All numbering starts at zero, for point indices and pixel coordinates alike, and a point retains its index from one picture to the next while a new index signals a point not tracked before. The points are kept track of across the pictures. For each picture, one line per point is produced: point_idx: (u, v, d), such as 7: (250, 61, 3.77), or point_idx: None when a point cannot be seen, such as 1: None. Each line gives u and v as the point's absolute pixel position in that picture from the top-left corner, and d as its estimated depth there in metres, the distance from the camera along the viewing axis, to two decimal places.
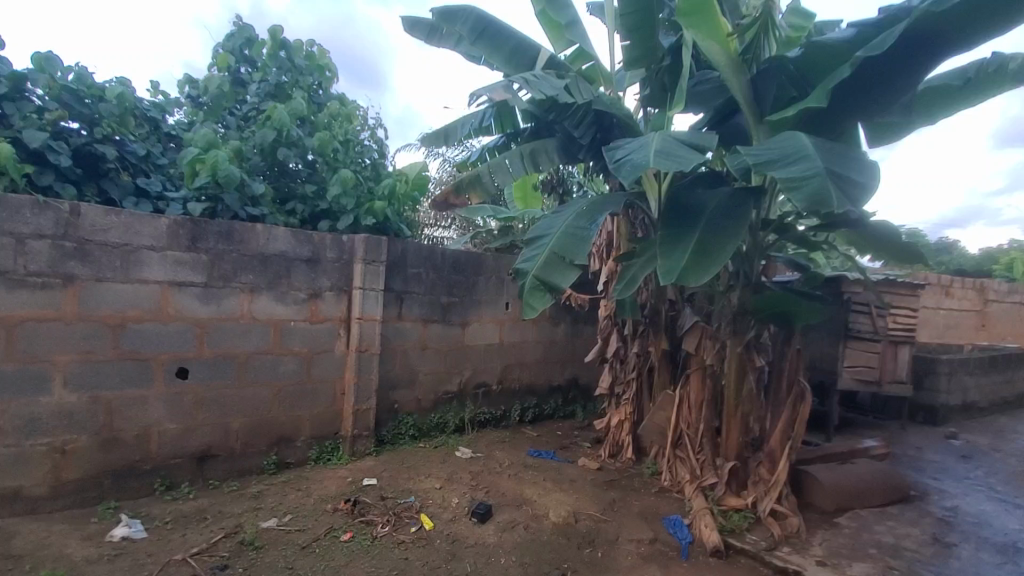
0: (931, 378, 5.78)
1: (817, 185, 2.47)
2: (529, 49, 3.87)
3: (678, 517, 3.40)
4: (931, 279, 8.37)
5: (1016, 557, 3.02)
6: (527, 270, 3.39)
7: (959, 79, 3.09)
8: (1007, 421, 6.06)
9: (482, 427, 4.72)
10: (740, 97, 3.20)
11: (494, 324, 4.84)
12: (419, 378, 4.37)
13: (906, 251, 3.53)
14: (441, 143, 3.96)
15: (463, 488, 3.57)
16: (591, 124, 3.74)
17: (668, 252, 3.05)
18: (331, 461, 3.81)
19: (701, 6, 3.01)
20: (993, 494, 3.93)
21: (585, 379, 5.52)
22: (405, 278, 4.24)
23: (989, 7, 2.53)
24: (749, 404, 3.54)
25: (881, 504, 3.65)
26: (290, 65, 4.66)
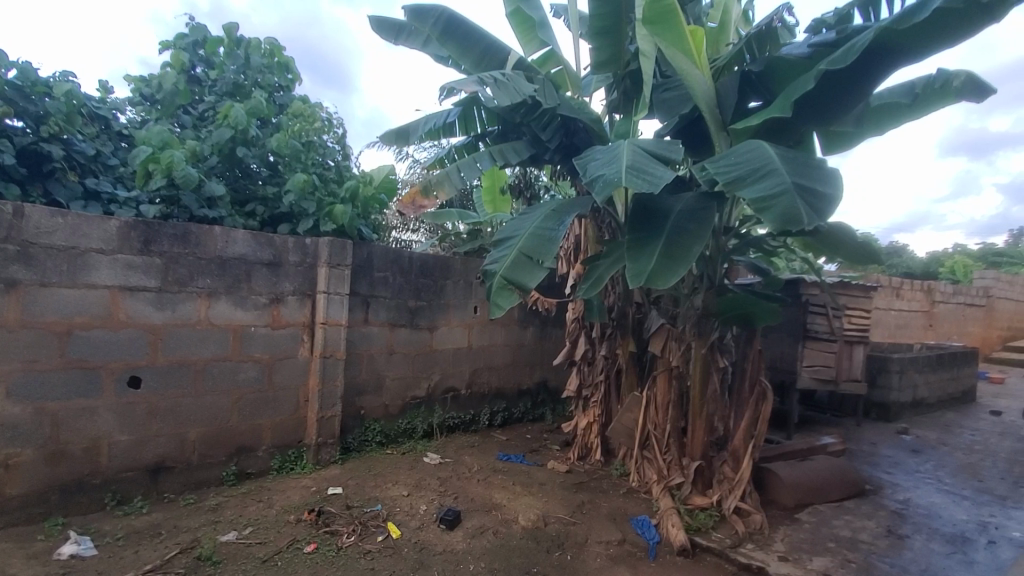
0: (884, 376, 6.04)
1: (786, 204, 2.54)
2: (499, 52, 3.89)
3: (646, 518, 3.44)
4: (882, 281, 8.75)
5: (964, 547, 3.17)
6: (495, 271, 3.39)
7: (906, 95, 3.24)
8: (953, 416, 6.38)
9: (450, 432, 4.69)
10: (704, 106, 3.22)
11: (462, 328, 4.81)
12: (386, 383, 4.30)
13: (859, 252, 3.68)
14: (401, 142, 3.92)
15: (432, 494, 3.53)
16: (558, 128, 3.76)
17: (635, 255, 3.09)
18: (295, 470, 3.71)
19: (667, 15, 3.07)
20: (942, 486, 4.12)
21: (554, 382, 5.55)
22: (371, 281, 4.17)
23: (938, 26, 2.64)
24: (713, 404, 3.63)
25: (838, 498, 3.78)
26: (246, 63, 4.53)
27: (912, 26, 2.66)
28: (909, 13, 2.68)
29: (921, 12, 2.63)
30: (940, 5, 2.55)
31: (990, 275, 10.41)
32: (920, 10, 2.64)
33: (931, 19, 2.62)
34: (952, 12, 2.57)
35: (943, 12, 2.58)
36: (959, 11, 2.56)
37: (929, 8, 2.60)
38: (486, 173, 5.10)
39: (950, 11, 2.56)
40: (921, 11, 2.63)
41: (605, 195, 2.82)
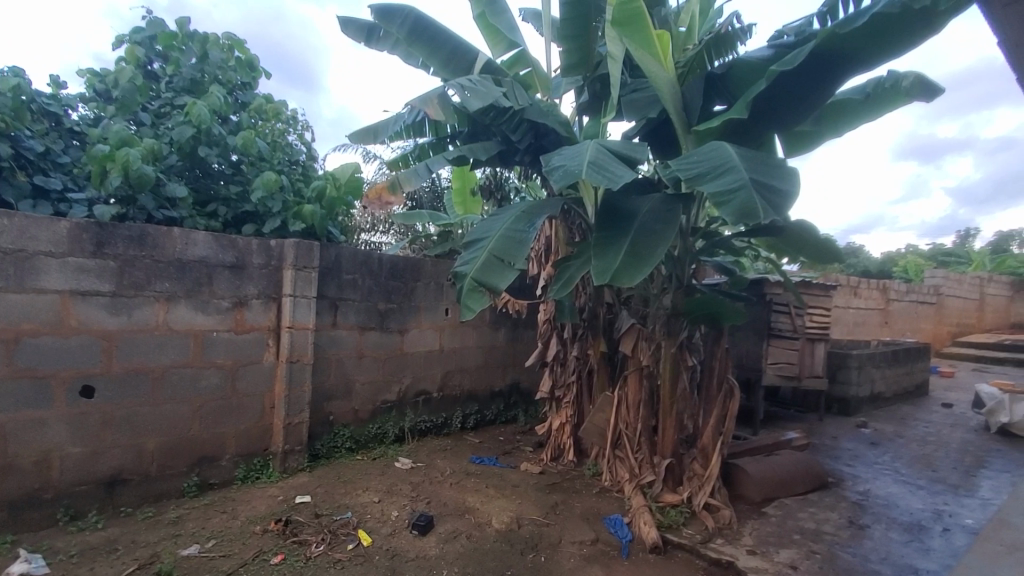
0: (844, 372, 6.26)
1: (743, 198, 2.60)
2: (467, 53, 3.87)
3: (618, 517, 3.47)
4: (841, 280, 9.07)
5: (920, 535, 3.30)
6: (465, 273, 3.40)
7: (859, 93, 3.36)
8: (908, 409, 6.65)
9: (422, 436, 4.65)
10: (670, 106, 3.27)
11: (433, 330, 4.77)
12: (355, 388, 4.24)
13: (822, 250, 3.79)
14: (372, 140, 3.83)
15: (404, 500, 3.49)
16: (528, 131, 3.76)
17: (602, 255, 3.13)
18: (260, 479, 3.61)
19: (637, 18, 3.11)
20: (899, 477, 4.29)
21: (526, 383, 5.56)
22: (340, 284, 4.10)
23: (886, 33, 2.75)
24: (683, 402, 3.68)
25: (802, 491, 3.90)
26: (205, 59, 4.40)
27: (854, 30, 2.77)
28: (851, 19, 2.80)
29: (861, 18, 2.75)
30: (878, 11, 2.66)
31: (940, 274, 10.88)
32: (862, 16, 2.75)
33: (877, 25, 2.73)
34: (889, 17, 2.67)
35: (882, 17, 2.68)
36: (896, 17, 2.67)
37: (866, 14, 2.71)
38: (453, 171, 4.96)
39: (902, 18, 2.66)
40: (861, 16, 2.75)
41: (563, 182, 2.88)
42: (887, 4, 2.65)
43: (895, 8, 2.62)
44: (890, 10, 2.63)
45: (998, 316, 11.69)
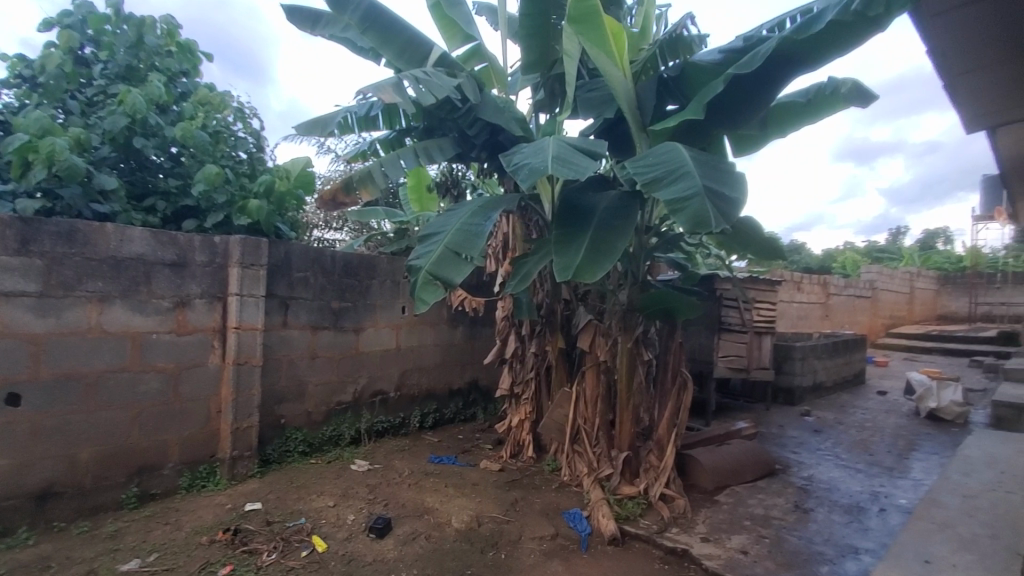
0: (788, 363, 6.56)
1: (698, 205, 2.66)
2: (423, 45, 3.82)
3: (578, 511, 3.51)
4: (786, 276, 9.49)
5: (859, 515, 3.49)
6: (420, 266, 3.36)
7: (801, 97, 3.51)
8: (847, 397, 7.03)
9: (379, 437, 4.57)
10: (626, 105, 3.33)
11: (389, 329, 4.70)
12: (308, 390, 4.12)
13: (768, 246, 3.94)
14: (317, 133, 3.71)
15: (360, 503, 3.43)
16: (484, 126, 3.75)
17: (563, 250, 3.16)
18: (206, 487, 3.46)
19: (592, 15, 3.13)
20: (840, 462, 4.52)
21: (485, 381, 5.55)
22: (290, 282, 3.98)
23: (832, 38, 2.89)
24: (639, 396, 3.77)
25: (752, 479, 4.06)
26: (140, 44, 4.15)
27: (809, 36, 2.89)
28: (806, 24, 2.92)
29: (817, 24, 2.86)
30: (833, 18, 2.79)
31: (875, 269, 11.53)
32: (817, 23, 2.87)
33: (828, 31, 2.86)
34: (838, 24, 2.81)
35: (835, 24, 2.82)
36: (846, 23, 2.80)
37: (822, 19, 2.84)
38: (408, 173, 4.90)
39: (844, 22, 2.79)
40: (816, 22, 2.86)
41: (530, 181, 2.87)
42: (838, 11, 2.79)
43: (848, 15, 2.74)
44: (842, 17, 2.76)
45: (926, 308, 12.51)
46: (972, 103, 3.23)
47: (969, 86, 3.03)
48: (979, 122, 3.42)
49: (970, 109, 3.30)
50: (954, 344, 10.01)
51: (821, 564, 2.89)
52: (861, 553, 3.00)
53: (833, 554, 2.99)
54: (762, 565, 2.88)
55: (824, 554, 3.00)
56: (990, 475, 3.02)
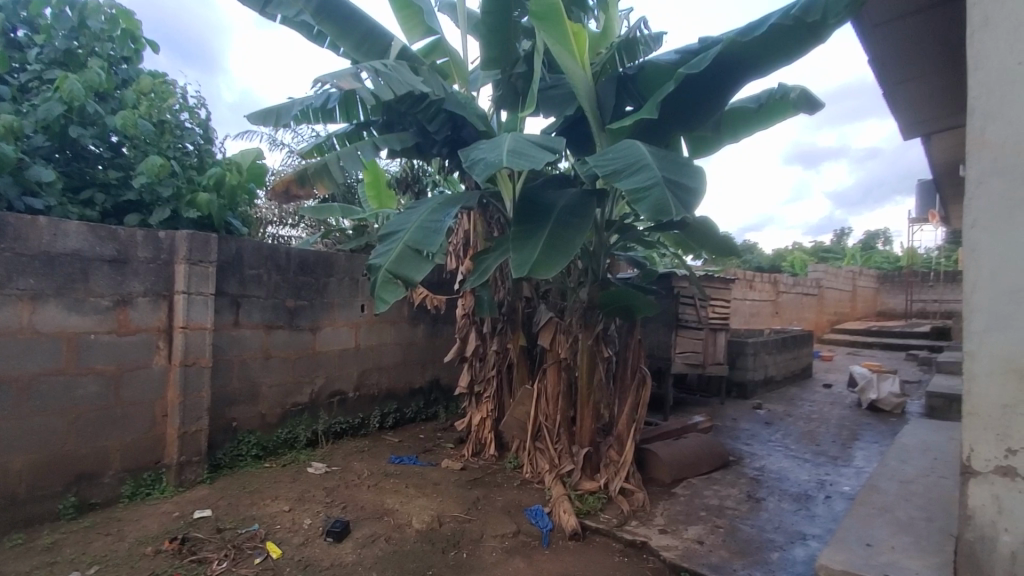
0: (741, 358, 6.81)
1: (657, 195, 2.70)
2: (382, 38, 3.77)
3: (539, 507, 3.54)
4: (739, 274, 9.82)
5: (807, 503, 3.65)
6: (380, 265, 3.29)
7: (753, 103, 3.62)
8: (796, 390, 7.34)
9: (337, 438, 4.47)
10: (586, 103, 3.35)
11: (348, 327, 4.60)
12: (262, 392, 3.99)
13: (723, 245, 4.06)
14: (271, 123, 3.61)
15: (317, 507, 3.35)
16: (445, 122, 3.72)
17: (520, 246, 3.18)
18: (151, 496, 3.31)
19: (553, 12, 3.16)
20: (790, 453, 4.72)
21: (446, 379, 5.52)
22: (242, 280, 3.84)
23: (778, 43, 2.98)
24: (599, 392, 3.82)
25: (707, 471, 4.18)
26: (79, 26, 3.90)
27: (753, 39, 2.98)
28: (751, 29, 3.02)
29: (760, 28, 2.97)
30: (776, 22, 2.90)
31: (821, 268, 12.06)
32: (759, 27, 2.98)
33: (772, 36, 2.96)
34: (781, 29, 2.91)
35: (779, 28, 2.92)
36: (789, 29, 2.91)
37: (766, 23, 2.95)
38: (365, 171, 4.80)
39: (785, 26, 2.90)
40: (759, 27, 2.98)
41: (485, 175, 2.88)
42: (782, 16, 2.90)
43: (788, 20, 2.87)
44: (785, 21, 2.87)
45: (867, 304, 13.20)
46: (908, 111, 3.43)
47: (905, 95, 3.23)
48: (915, 128, 3.62)
49: (907, 117, 3.51)
50: (892, 338, 10.62)
51: (772, 550, 3.01)
52: (809, 539, 3.14)
53: (782, 541, 3.12)
54: (717, 554, 2.97)
55: (774, 541, 3.12)
56: (925, 461, 3.22)
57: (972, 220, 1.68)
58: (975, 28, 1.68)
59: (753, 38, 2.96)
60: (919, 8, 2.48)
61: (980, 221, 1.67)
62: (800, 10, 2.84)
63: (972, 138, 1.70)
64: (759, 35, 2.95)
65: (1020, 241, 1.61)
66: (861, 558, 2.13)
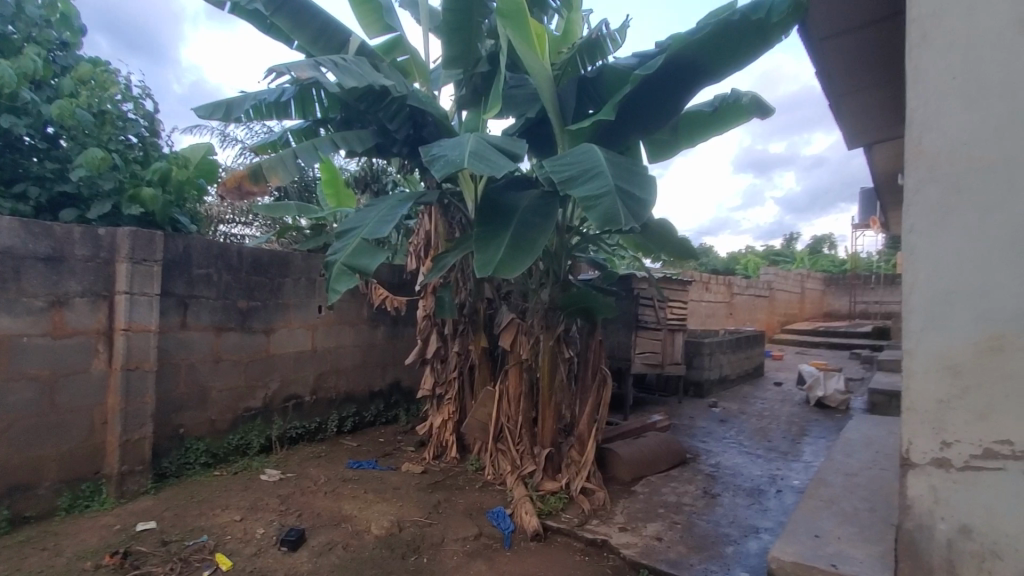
0: (698, 358, 6.99)
1: (607, 204, 2.76)
2: (339, 32, 3.69)
3: (501, 509, 3.53)
4: (695, 276, 10.10)
5: (759, 498, 3.78)
6: (334, 260, 3.35)
7: (708, 107, 3.71)
8: (749, 388, 7.60)
9: (293, 444, 4.35)
10: (549, 105, 3.40)
11: (304, 329, 4.48)
12: (211, 397, 3.84)
13: (681, 247, 4.16)
14: (220, 116, 3.49)
15: (270, 516, 3.24)
16: (406, 120, 3.67)
17: (483, 247, 3.18)
18: (90, 508, 3.13)
19: (518, 10, 3.20)
20: (743, 449, 4.87)
21: (407, 382, 5.44)
22: (189, 280, 3.68)
23: (727, 41, 3.06)
24: (560, 393, 3.85)
25: (665, 468, 4.27)
26: (14, 10, 3.69)
27: (703, 36, 3.05)
28: (699, 27, 3.09)
29: (707, 26, 3.04)
30: (722, 20, 2.97)
31: (772, 271, 12.53)
32: (703, 27, 3.07)
33: (720, 34, 3.03)
34: (730, 27, 2.99)
35: (726, 26, 2.99)
36: (737, 27, 2.99)
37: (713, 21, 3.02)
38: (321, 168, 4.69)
39: (730, 24, 2.98)
40: (707, 25, 3.05)
41: (445, 172, 2.88)
42: (728, 14, 2.98)
43: (735, 16, 2.94)
44: (731, 19, 2.95)
45: (815, 306, 13.80)
46: (851, 123, 3.62)
47: (851, 106, 3.39)
48: (858, 138, 3.83)
49: (851, 127, 3.69)
50: (837, 338, 11.15)
51: (727, 544, 3.10)
52: (761, 532, 3.25)
53: (736, 535, 3.22)
54: (675, 550, 3.04)
55: (729, 535, 3.22)
56: (867, 454, 3.38)
57: (911, 226, 1.77)
58: (914, 43, 1.78)
59: (703, 36, 3.02)
60: (863, 24, 2.61)
61: (917, 227, 1.76)
62: (745, 9, 2.93)
63: (911, 148, 1.79)
64: (708, 32, 3.01)
65: (952, 246, 1.72)
66: (810, 549, 2.22)
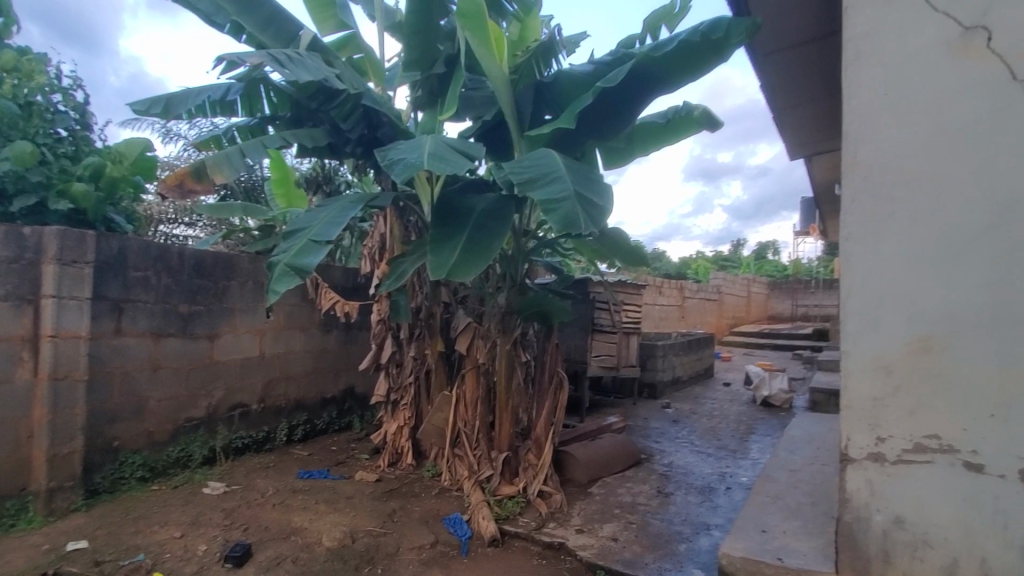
0: (651, 360, 7.16)
1: (566, 207, 2.78)
2: (289, 23, 3.60)
3: (458, 515, 3.49)
4: (648, 280, 10.35)
5: (710, 495, 3.90)
6: (279, 260, 3.21)
7: (660, 118, 3.82)
8: (700, 389, 7.84)
9: (239, 454, 4.17)
10: (507, 110, 3.43)
11: (251, 335, 4.32)
12: (149, 407, 3.64)
13: (635, 253, 4.25)
14: (158, 111, 3.33)
15: (214, 531, 3.09)
16: (359, 120, 3.59)
17: (438, 250, 3.15)
18: (14, 528, 2.91)
19: (479, 12, 3.20)
20: (695, 448, 5.02)
21: (361, 388, 5.32)
22: (125, 283, 3.48)
23: (685, 57, 3.15)
24: (518, 396, 3.86)
25: (621, 469, 4.34)
26: None
27: (664, 54, 3.12)
28: (661, 44, 3.15)
29: (670, 44, 3.10)
30: (683, 39, 3.05)
31: (721, 276, 13.00)
32: (665, 43, 3.13)
33: (679, 51, 3.11)
34: (690, 45, 3.08)
35: (686, 44, 3.08)
36: (696, 45, 3.07)
37: (675, 40, 3.08)
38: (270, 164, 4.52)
39: (690, 42, 3.06)
40: (669, 43, 3.11)
41: (405, 175, 2.83)
42: (689, 33, 3.05)
43: (695, 36, 3.02)
44: (692, 39, 3.03)
45: (760, 309, 14.40)
46: (792, 135, 3.81)
47: (793, 119, 3.56)
48: (799, 150, 4.02)
49: (793, 139, 3.88)
50: (781, 339, 11.66)
51: (680, 542, 3.17)
52: (712, 529, 3.35)
53: (689, 533, 3.30)
54: (630, 549, 3.09)
55: (682, 533, 3.30)
56: (810, 451, 3.55)
57: (848, 233, 1.88)
58: (850, 60, 1.89)
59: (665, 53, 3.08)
60: (804, 41, 2.74)
61: (854, 234, 1.87)
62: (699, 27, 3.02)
63: (847, 159, 1.89)
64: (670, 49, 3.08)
65: (886, 253, 1.83)
66: (758, 544, 2.30)
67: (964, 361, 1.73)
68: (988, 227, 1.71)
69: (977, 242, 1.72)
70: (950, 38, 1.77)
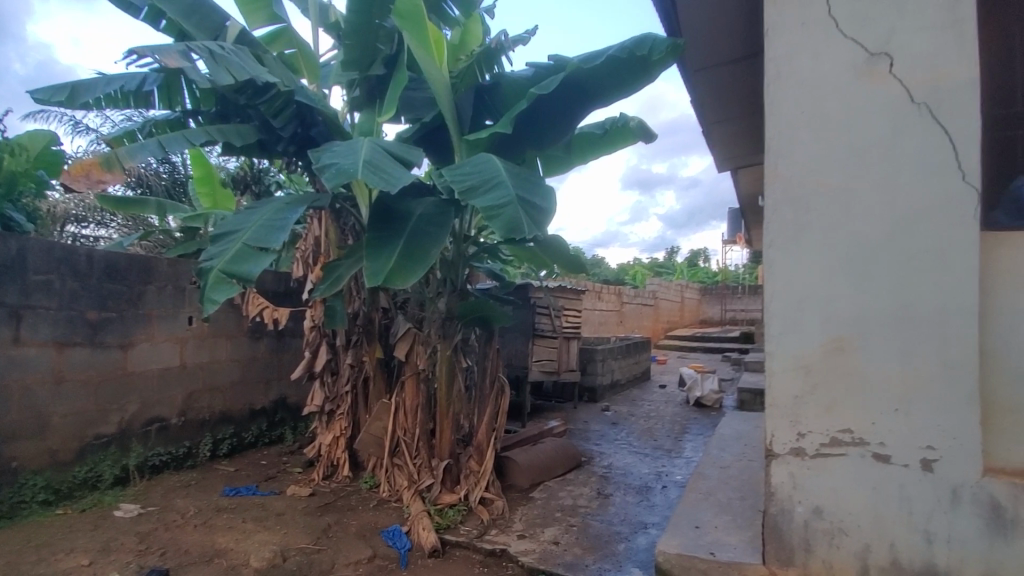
0: (591, 364, 7.30)
1: (509, 213, 2.79)
2: (214, 13, 3.43)
3: (397, 527, 3.41)
4: (588, 286, 10.59)
5: (647, 494, 4.02)
6: (210, 267, 3.04)
7: (598, 129, 3.91)
8: (637, 391, 8.08)
9: (158, 473, 3.89)
10: (449, 115, 3.40)
11: (171, 343, 4.04)
12: (52, 424, 3.33)
13: (574, 259, 4.33)
14: (63, 99, 3.05)
15: (126, 557, 2.85)
16: (292, 118, 3.45)
17: (374, 257, 3.07)
18: None
19: (417, 13, 3.18)
20: (633, 449, 5.16)
21: (294, 398, 5.10)
22: (23, 287, 3.19)
23: (614, 72, 3.24)
24: (458, 403, 3.82)
25: (561, 473, 4.39)
26: None
27: (593, 67, 3.19)
28: (591, 57, 3.23)
29: (599, 58, 3.19)
30: (611, 55, 3.13)
31: (656, 283, 13.50)
32: (595, 57, 3.21)
33: (609, 66, 3.20)
34: (618, 61, 3.17)
35: (613, 60, 3.17)
36: (623, 62, 3.17)
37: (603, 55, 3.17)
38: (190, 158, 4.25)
39: (618, 58, 3.15)
40: (598, 57, 3.20)
41: (333, 181, 2.74)
42: (616, 49, 3.14)
43: (620, 53, 3.12)
44: (619, 55, 3.12)
45: (693, 314, 15.06)
46: (721, 149, 4.01)
47: (720, 133, 3.75)
48: (727, 162, 4.24)
49: (721, 153, 4.09)
50: (711, 343, 12.25)
51: (619, 542, 3.24)
52: (649, 527, 3.45)
53: (627, 532, 3.38)
54: (571, 552, 3.12)
55: (621, 533, 3.38)
56: (738, 448, 3.73)
57: (770, 241, 1.99)
58: (770, 79, 2.01)
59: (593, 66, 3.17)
60: (730, 60, 2.90)
61: (776, 242, 1.99)
62: (630, 44, 3.13)
63: (768, 172, 2.02)
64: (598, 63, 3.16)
65: (803, 260, 1.95)
66: (691, 539, 2.39)
67: (872, 360, 1.87)
68: (891, 237, 1.87)
69: (882, 251, 1.87)
70: (857, 62, 1.93)
